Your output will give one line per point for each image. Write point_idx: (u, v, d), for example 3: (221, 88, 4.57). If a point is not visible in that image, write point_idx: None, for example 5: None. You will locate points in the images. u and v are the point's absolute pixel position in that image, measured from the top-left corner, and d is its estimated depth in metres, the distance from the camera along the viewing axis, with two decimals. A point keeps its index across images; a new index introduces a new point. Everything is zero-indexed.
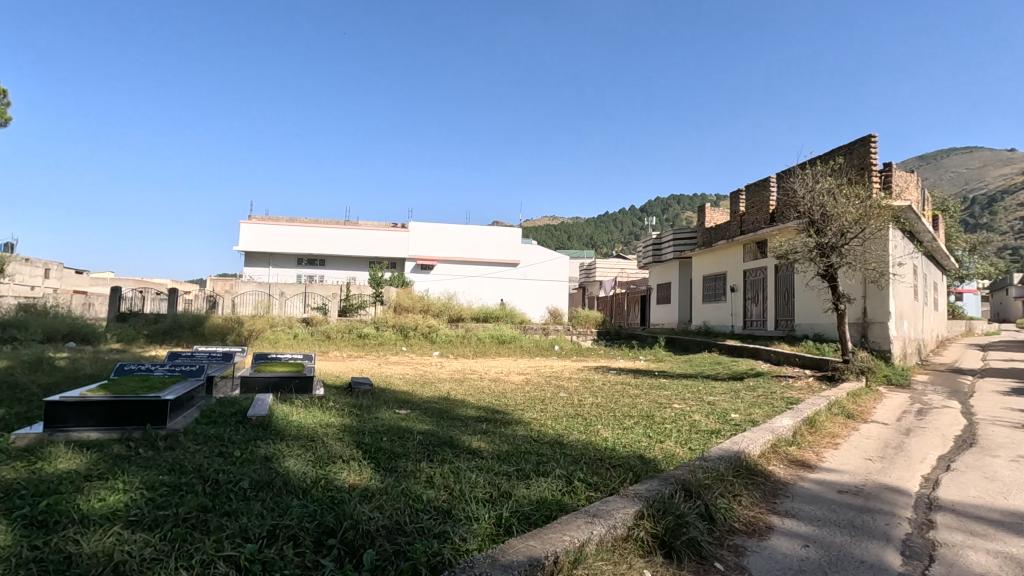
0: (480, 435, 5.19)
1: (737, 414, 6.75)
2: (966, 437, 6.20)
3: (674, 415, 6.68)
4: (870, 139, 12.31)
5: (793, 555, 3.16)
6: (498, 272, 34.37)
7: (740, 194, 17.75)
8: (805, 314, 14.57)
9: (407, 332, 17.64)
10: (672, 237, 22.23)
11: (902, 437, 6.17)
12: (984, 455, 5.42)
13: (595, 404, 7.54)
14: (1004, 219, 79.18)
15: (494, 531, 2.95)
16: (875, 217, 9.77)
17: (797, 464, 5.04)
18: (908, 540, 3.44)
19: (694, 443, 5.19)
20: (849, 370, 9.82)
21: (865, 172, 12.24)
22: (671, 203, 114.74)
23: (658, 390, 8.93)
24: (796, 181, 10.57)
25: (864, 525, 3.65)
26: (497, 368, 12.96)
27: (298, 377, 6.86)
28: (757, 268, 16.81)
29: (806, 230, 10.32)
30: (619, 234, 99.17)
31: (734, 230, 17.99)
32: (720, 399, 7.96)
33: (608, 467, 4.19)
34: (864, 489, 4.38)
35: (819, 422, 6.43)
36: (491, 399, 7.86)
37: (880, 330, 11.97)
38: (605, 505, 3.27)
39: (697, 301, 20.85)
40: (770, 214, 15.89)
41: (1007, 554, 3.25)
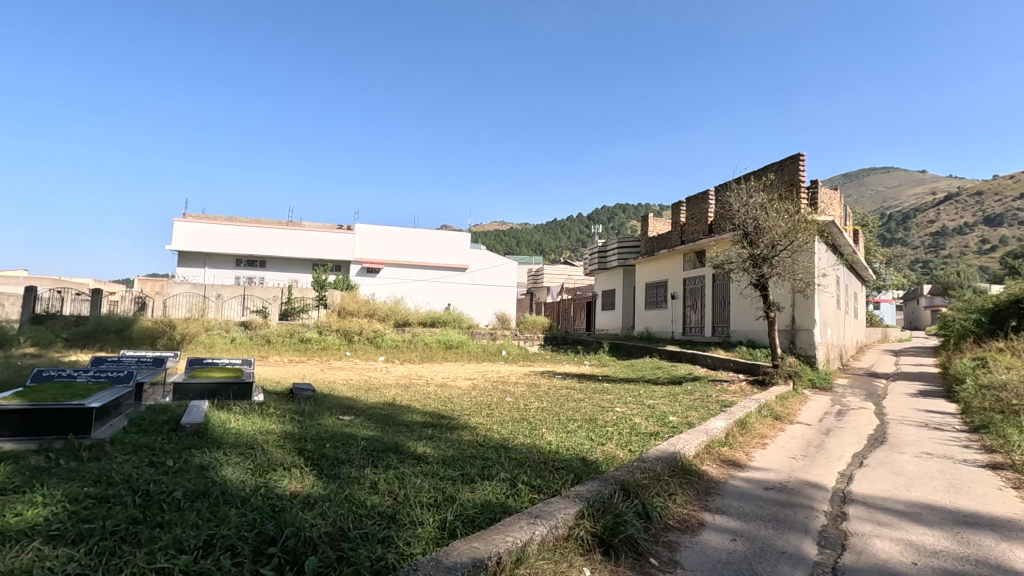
0: (425, 440, 5.21)
1: (674, 417, 7.04)
2: (879, 436, 6.71)
3: (616, 418, 6.90)
4: (798, 157, 13.15)
5: (721, 549, 3.36)
6: (446, 276, 34.22)
7: (681, 205, 18.47)
8: (739, 321, 15.33)
9: (352, 337, 17.28)
10: (617, 245, 22.86)
11: (822, 437, 6.64)
12: (893, 452, 5.93)
13: (541, 408, 7.67)
14: (917, 234, 86.05)
15: (438, 534, 2.99)
16: (802, 230, 10.42)
17: (728, 463, 5.33)
18: (825, 531, 3.73)
19: (633, 444, 5.40)
20: (778, 375, 10.44)
21: (795, 188, 13.05)
22: (616, 212, 117.52)
23: (601, 394, 9.18)
24: (731, 195, 11.14)
25: (786, 518, 3.93)
26: (444, 373, 12.90)
27: (237, 383, 6.63)
28: (696, 276, 17.53)
29: (740, 242, 10.90)
30: (567, 241, 100.80)
31: (675, 240, 18.71)
32: (660, 402, 8.29)
33: (551, 469, 4.32)
34: (787, 485, 4.70)
35: (749, 424, 6.81)
36: (437, 404, 7.84)
37: (806, 336, 12.77)
38: (548, 506, 3.36)
39: (640, 308, 21.48)
40: (708, 226, 16.63)
41: (909, 541, 3.58)
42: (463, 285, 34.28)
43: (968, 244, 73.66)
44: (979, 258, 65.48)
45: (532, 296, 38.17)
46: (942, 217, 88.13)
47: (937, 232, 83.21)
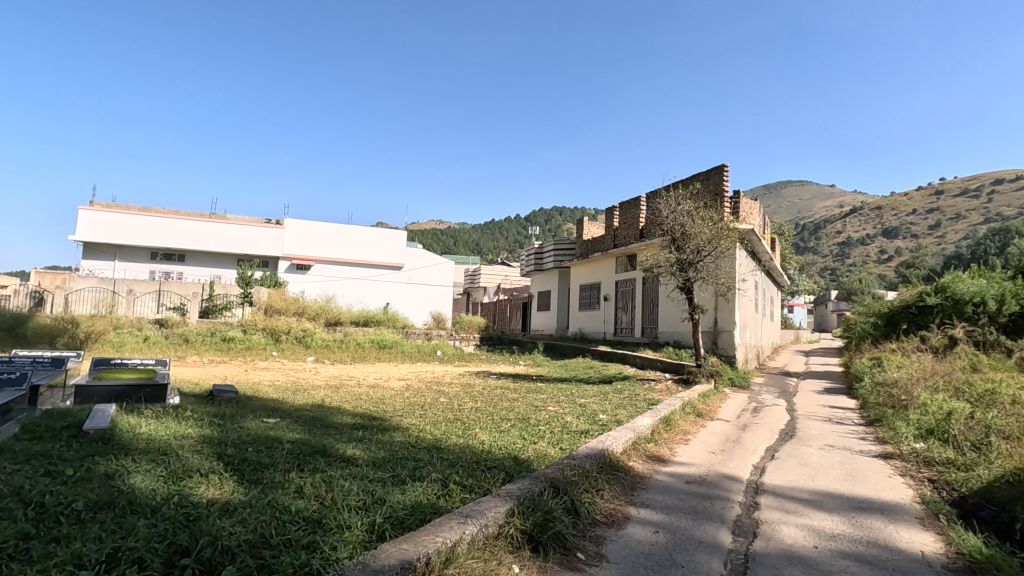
0: (355, 443, 5.07)
1: (604, 415, 7.26)
2: (789, 431, 7.22)
3: (548, 417, 7.02)
4: (723, 168, 13.90)
5: (645, 542, 3.50)
6: (381, 274, 33.40)
7: (614, 210, 19.01)
8: (667, 322, 15.99)
9: (279, 336, 16.57)
10: (553, 247, 23.24)
11: (739, 432, 7.06)
12: (801, 445, 6.39)
13: (475, 409, 7.67)
14: (826, 244, 93.01)
15: (366, 537, 2.93)
16: (725, 237, 11.01)
17: (653, 458, 5.56)
18: (738, 520, 3.98)
19: (564, 443, 5.52)
20: (701, 374, 10.98)
21: (719, 198, 13.76)
22: (553, 214, 119.20)
23: (535, 394, 9.30)
24: (661, 201, 11.61)
25: (704, 509, 4.15)
26: (376, 374, 12.61)
27: (149, 386, 6.20)
28: (628, 279, 18.15)
29: (669, 247, 11.37)
30: (504, 241, 101.37)
31: (608, 243, 19.25)
32: (591, 401, 8.50)
33: (483, 469, 4.33)
34: (707, 478, 4.96)
35: (674, 421, 7.12)
36: (369, 405, 7.67)
37: (727, 338, 13.51)
38: (478, 505, 3.38)
39: (575, 309, 21.94)
40: (640, 230, 17.23)
41: (812, 527, 3.88)
42: (398, 284, 33.63)
43: (869, 254, 80.53)
44: (878, 267, 71.77)
45: (468, 296, 38.05)
46: (848, 228, 95.88)
47: (843, 242, 90.40)
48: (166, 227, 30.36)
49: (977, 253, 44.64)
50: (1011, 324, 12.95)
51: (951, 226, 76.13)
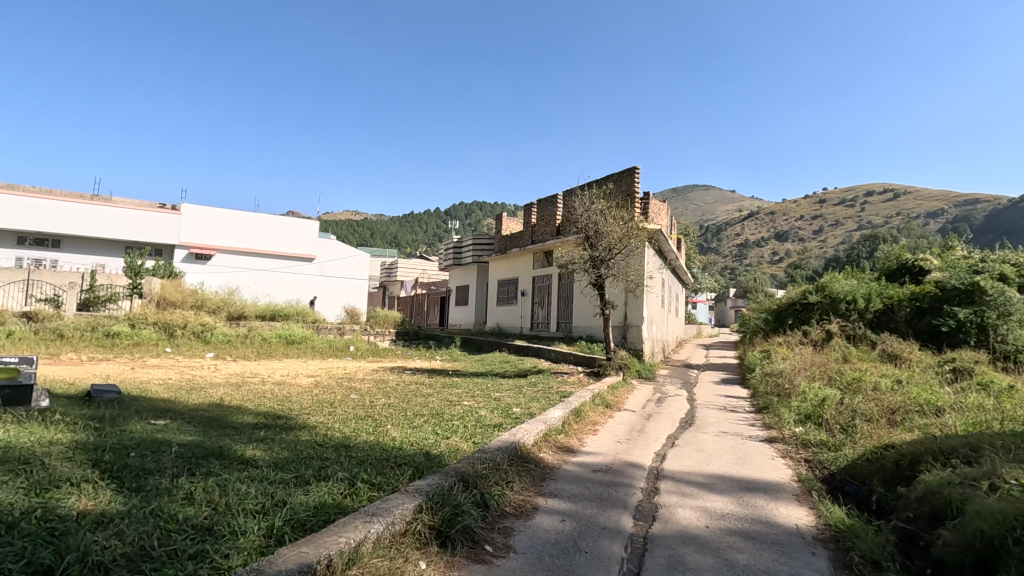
0: (255, 443, 4.79)
1: (518, 408, 7.37)
2: (688, 419, 7.73)
3: (462, 412, 7.02)
4: (634, 170, 14.52)
5: (551, 531, 3.59)
6: (290, 266, 31.37)
7: (532, 207, 19.29)
8: (580, 317, 16.51)
9: (174, 331, 15.32)
10: (472, 242, 23.23)
11: (644, 422, 7.44)
12: (699, 432, 6.86)
13: (388, 405, 7.52)
14: (727, 245, 100.02)
15: (263, 543, 2.78)
16: (635, 236, 11.51)
17: (562, 449, 5.72)
18: (640, 505, 4.19)
19: (477, 436, 5.54)
20: (611, 367, 11.45)
21: (630, 198, 14.37)
22: (473, 209, 118.93)
23: (450, 389, 9.27)
24: (576, 200, 11.94)
25: (609, 497, 4.34)
26: (283, 370, 12.01)
27: (8, 387, 5.48)
28: (544, 275, 18.51)
29: (582, 244, 11.71)
30: (423, 235, 100.00)
31: (526, 239, 19.52)
32: (505, 395, 8.60)
33: (392, 466, 4.24)
34: (612, 467, 5.18)
35: (584, 412, 7.36)
36: (274, 403, 7.29)
37: (636, 332, 14.18)
38: (385, 503, 3.30)
39: (493, 304, 22.05)
40: (556, 228, 17.60)
41: (705, 508, 4.17)
42: (310, 277, 32.00)
43: (763, 255, 87.65)
44: (770, 267, 78.38)
45: (385, 289, 37.12)
46: (746, 231, 103.77)
47: (741, 244, 97.69)
48: (39, 209, 27.15)
49: (851, 257, 49.94)
50: (877, 319, 14.62)
51: (831, 232, 84.59)
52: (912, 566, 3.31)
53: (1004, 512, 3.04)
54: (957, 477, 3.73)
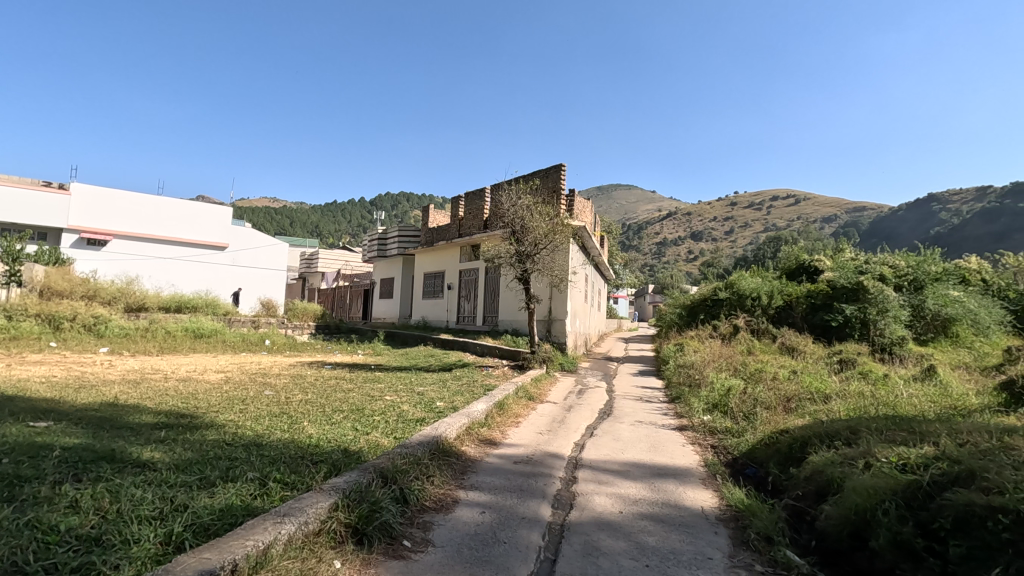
0: (154, 445, 4.44)
1: (441, 402, 7.33)
2: (606, 410, 8.03)
3: (384, 407, 6.87)
4: (560, 167, 14.79)
5: (471, 523, 3.60)
6: (198, 254, 29.08)
7: (459, 199, 19.15)
8: (506, 311, 16.64)
9: (60, 324, 13.87)
10: (397, 233, 22.77)
11: (565, 413, 7.64)
12: (617, 422, 7.14)
13: (304, 400, 7.23)
14: (647, 242, 104.38)
15: (160, 551, 2.59)
16: (560, 233, 11.74)
17: (485, 443, 5.75)
18: (559, 494, 4.31)
19: (398, 432, 5.45)
20: (535, 360, 11.65)
21: (556, 195, 14.63)
22: (399, 199, 116.45)
23: (371, 383, 9.05)
24: (502, 194, 11.99)
25: (529, 487, 4.42)
26: (189, 366, 11.20)
27: None
28: (471, 269, 18.48)
29: (509, 239, 11.79)
30: (346, 225, 96.63)
31: (453, 232, 19.38)
32: (429, 389, 8.53)
33: (308, 464, 4.08)
34: (532, 458, 5.28)
35: (507, 405, 7.44)
36: (177, 402, 6.80)
37: (559, 326, 14.51)
38: (298, 503, 3.18)
39: (418, 298, 21.73)
40: (484, 222, 17.60)
41: (620, 495, 4.35)
42: (222, 267, 29.92)
43: (680, 252, 92.31)
44: (685, 265, 82.65)
45: (304, 281, 35.56)
46: (664, 230, 108.84)
47: (660, 242, 102.20)
48: None
49: (757, 257, 53.59)
50: (777, 315, 15.86)
51: (740, 233, 90.55)
52: (800, 540, 3.63)
53: (875, 486, 3.41)
54: (839, 457, 4.14)
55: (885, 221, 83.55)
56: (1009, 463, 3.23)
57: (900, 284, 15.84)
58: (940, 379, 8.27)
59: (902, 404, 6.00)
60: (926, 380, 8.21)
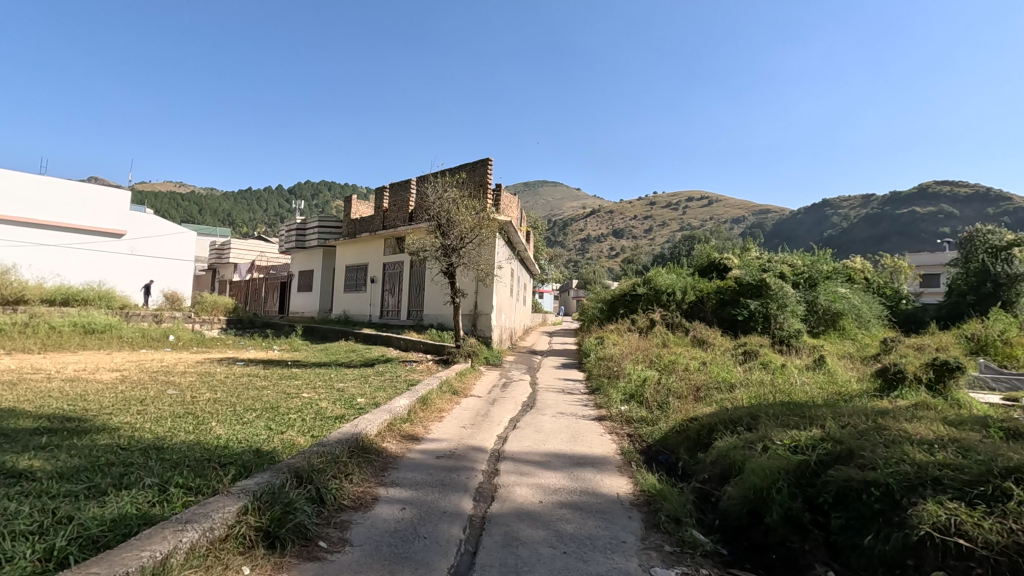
0: (33, 452, 3.99)
1: (362, 399, 7.13)
2: (529, 402, 8.16)
3: (300, 404, 6.59)
4: (486, 162, 14.79)
5: (391, 520, 3.55)
6: (90, 242, 24.75)
7: (384, 190, 18.66)
8: (431, 305, 16.47)
9: None
10: (317, 224, 21.85)
11: (489, 407, 7.69)
12: (539, 414, 7.29)
13: (213, 400, 6.79)
14: (572, 238, 106.80)
15: (37, 569, 2.33)
16: (486, 227, 11.75)
17: (407, 438, 5.66)
18: (480, 487, 4.34)
19: (316, 430, 5.25)
20: (460, 354, 11.63)
21: (483, 189, 14.63)
22: (321, 188, 111.71)
23: (287, 380, 8.66)
24: (428, 187, 11.82)
25: (451, 481, 4.42)
26: (78, 364, 10.18)
27: None
28: (395, 262, 18.10)
29: (434, 232, 11.64)
30: (262, 214, 91.45)
31: (376, 224, 18.87)
32: (349, 385, 8.28)
33: (214, 467, 3.84)
34: (455, 452, 5.27)
35: (430, 400, 7.37)
36: (64, 404, 6.16)
37: (485, 320, 14.57)
38: (203, 508, 2.99)
39: (340, 291, 20.98)
40: (409, 214, 17.28)
41: (540, 485, 4.45)
42: (119, 256, 25.68)
43: (602, 249, 95.23)
44: (607, 261, 85.51)
45: (214, 272, 33.31)
46: (588, 227, 111.87)
47: (583, 238, 104.97)
48: None
49: (674, 254, 56.39)
50: (690, 309, 16.81)
51: (659, 232, 94.83)
52: (705, 519, 3.89)
53: (771, 467, 3.71)
54: (741, 442, 4.46)
55: (786, 223, 90.59)
56: (882, 442, 3.62)
57: (797, 281, 17.25)
58: (828, 367, 9.12)
59: (796, 391, 6.55)
60: (817, 369, 9.03)
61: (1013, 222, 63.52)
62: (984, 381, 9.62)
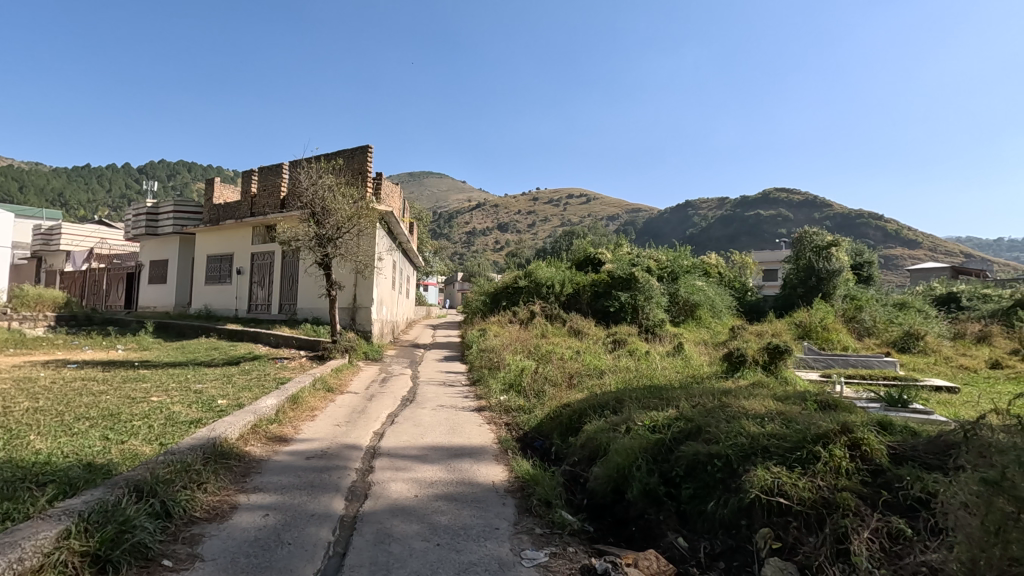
0: None
1: (222, 400, 6.55)
2: (408, 396, 8.05)
3: (147, 410, 5.87)
4: (366, 148, 14.22)
5: (251, 529, 3.30)
6: None
7: (251, 174, 17.21)
8: (306, 299, 15.56)
9: None
10: (172, 208, 19.61)
11: (366, 403, 7.44)
12: (419, 407, 7.21)
13: (33, 409, 5.83)
14: (457, 230, 106.45)
15: None
16: (365, 217, 11.31)
17: (274, 440, 5.30)
18: (353, 485, 4.18)
19: (165, 436, 4.73)
20: (336, 350, 11.12)
21: (363, 177, 14.08)
22: (179, 169, 100.36)
23: (132, 383, 7.70)
24: (301, 172, 11.09)
25: (321, 482, 4.20)
26: None
27: None
28: (265, 252, 16.81)
29: (308, 220, 10.97)
30: (103, 195, 80.04)
31: (243, 211, 17.36)
32: (208, 386, 7.56)
33: (31, 487, 3.29)
34: (327, 451, 5.03)
35: (301, 398, 6.95)
36: None
37: (364, 314, 14.07)
38: (9, 537, 2.54)
39: (200, 284, 19.03)
40: (281, 201, 16.11)
41: (416, 479, 4.39)
42: None
43: (488, 241, 96.18)
44: (492, 254, 86.68)
45: (39, 261, 28.55)
46: (473, 219, 112.42)
47: (469, 230, 105.20)
48: None
49: (554, 248, 58.74)
50: (567, 301, 17.63)
51: (541, 227, 97.94)
52: (574, 500, 4.10)
53: (632, 447, 4.00)
54: (607, 424, 4.77)
55: (654, 222, 98.28)
56: (724, 418, 4.07)
57: (661, 275, 18.81)
58: (684, 353, 10.08)
59: (657, 376, 7.17)
60: (675, 355, 9.94)
61: (833, 224, 74.67)
62: (806, 361, 11.21)
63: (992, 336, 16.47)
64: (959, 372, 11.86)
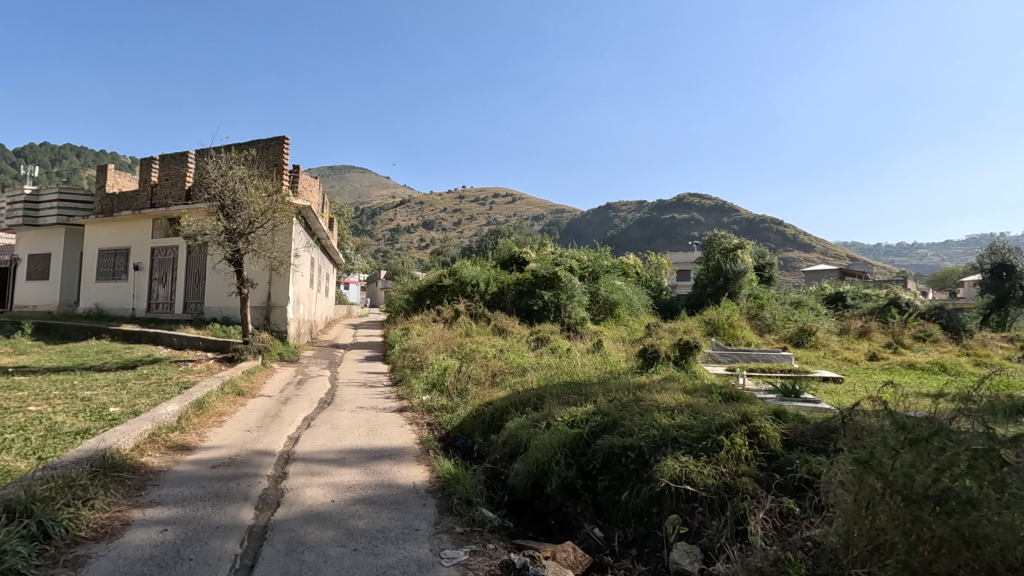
0: None
1: (115, 408, 5.99)
2: (326, 398, 7.76)
3: (24, 421, 5.25)
4: (283, 140, 13.53)
5: (146, 546, 3.05)
6: None
7: (152, 161, 15.85)
8: (214, 297, 14.58)
9: None
10: (56, 196, 17.64)
11: (280, 406, 7.08)
12: (337, 410, 6.98)
13: None
14: (381, 227, 103.75)
15: None
16: (280, 211, 10.75)
17: (175, 449, 4.92)
18: (263, 493, 3.97)
19: (45, 450, 4.25)
20: (248, 351, 10.51)
21: (278, 169, 13.39)
22: (65, 153, 90.51)
23: (5, 391, 6.87)
24: (209, 162, 10.36)
25: (228, 491, 3.96)
26: None
27: None
28: (168, 247, 15.57)
29: (216, 214, 10.27)
30: None
31: (141, 201, 15.96)
32: (99, 392, 6.89)
33: None
34: (235, 459, 4.74)
35: (208, 404, 6.50)
36: None
37: (279, 313, 13.39)
38: None
39: (90, 281, 17.30)
40: (186, 191, 14.98)
41: (333, 483, 4.24)
42: None
43: (412, 239, 94.48)
44: (417, 252, 85.37)
45: None
46: (397, 216, 110.08)
47: (393, 227, 102.93)
48: None
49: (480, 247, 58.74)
50: (492, 300, 17.70)
51: (467, 226, 97.62)
52: (494, 497, 4.13)
53: (552, 443, 4.09)
54: (528, 421, 4.85)
55: (577, 223, 100.90)
56: (638, 412, 4.26)
57: (583, 274, 19.34)
58: (603, 350, 10.43)
59: (577, 372, 7.37)
60: (595, 352, 10.27)
61: (739, 229, 80.12)
62: (714, 356, 11.97)
63: (870, 332, 18.36)
64: (844, 364, 13.12)
